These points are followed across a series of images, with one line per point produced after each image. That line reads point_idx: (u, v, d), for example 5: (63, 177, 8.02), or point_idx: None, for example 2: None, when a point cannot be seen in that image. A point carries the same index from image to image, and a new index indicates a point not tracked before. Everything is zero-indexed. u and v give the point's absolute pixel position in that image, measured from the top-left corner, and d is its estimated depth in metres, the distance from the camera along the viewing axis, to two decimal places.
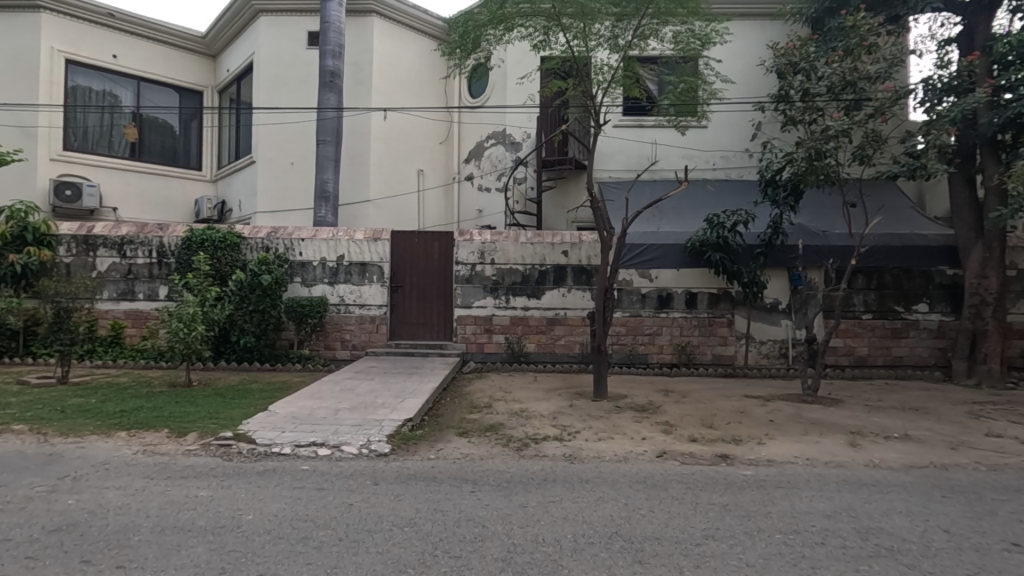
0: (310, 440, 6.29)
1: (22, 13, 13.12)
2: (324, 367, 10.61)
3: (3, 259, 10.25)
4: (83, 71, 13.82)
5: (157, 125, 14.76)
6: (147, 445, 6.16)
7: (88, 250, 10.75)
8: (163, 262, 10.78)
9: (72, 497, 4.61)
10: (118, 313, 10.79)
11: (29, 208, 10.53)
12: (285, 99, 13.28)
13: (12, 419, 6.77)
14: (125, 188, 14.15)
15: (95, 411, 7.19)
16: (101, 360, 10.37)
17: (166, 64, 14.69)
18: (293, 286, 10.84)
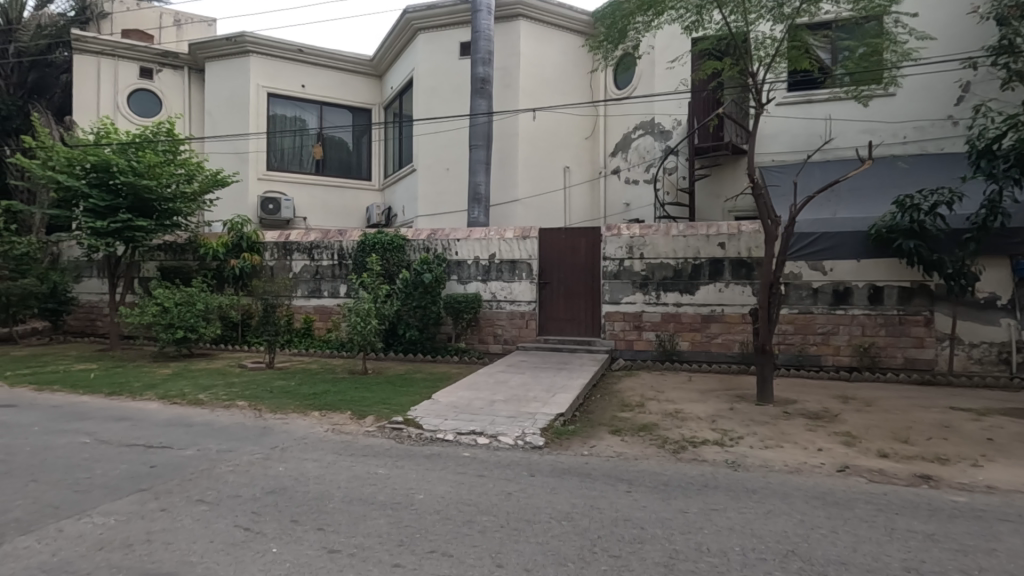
0: (470, 429, 6.68)
1: (237, 59, 15.76)
2: (479, 360, 11.18)
3: (227, 263, 12.46)
4: (280, 102, 16.15)
5: (336, 143, 16.76)
6: (335, 424, 7.04)
7: (286, 255, 12.57)
8: (343, 264, 12.24)
9: (282, 464, 5.44)
10: (308, 308, 12.49)
11: (244, 220, 12.61)
12: (441, 109, 14.22)
13: (237, 396, 8.19)
14: (312, 199, 16.30)
15: (294, 392, 8.39)
16: (297, 348, 12.10)
17: (342, 88, 16.61)
18: (451, 283, 11.59)
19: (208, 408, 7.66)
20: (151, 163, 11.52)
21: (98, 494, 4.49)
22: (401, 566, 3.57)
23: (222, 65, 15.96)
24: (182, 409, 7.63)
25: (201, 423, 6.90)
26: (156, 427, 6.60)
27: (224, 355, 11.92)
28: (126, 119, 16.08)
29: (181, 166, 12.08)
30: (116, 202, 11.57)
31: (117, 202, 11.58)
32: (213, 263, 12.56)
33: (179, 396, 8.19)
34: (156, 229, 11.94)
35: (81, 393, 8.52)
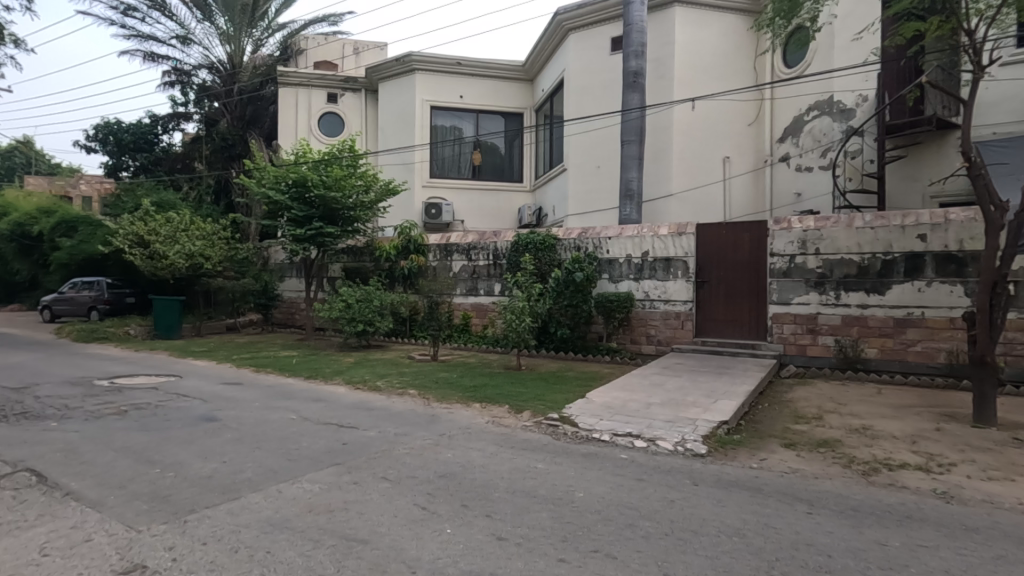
0: (627, 431, 6.55)
1: (405, 77, 17.28)
2: (631, 360, 10.92)
3: (398, 264, 13.76)
4: (441, 113, 17.38)
5: (490, 148, 17.58)
6: (494, 416, 7.37)
7: (447, 256, 13.48)
8: (498, 263, 12.81)
9: (450, 451, 5.83)
10: (467, 305, 13.27)
11: (412, 225, 13.78)
12: (592, 107, 14.17)
13: (408, 385, 8.99)
14: (469, 203, 17.30)
15: (457, 384, 8.96)
16: (457, 342, 12.93)
17: (496, 95, 17.37)
18: (602, 282, 11.48)
19: (385, 395, 8.52)
20: (337, 177, 13.17)
21: (304, 463, 5.23)
22: (566, 561, 3.61)
23: (393, 85, 17.62)
24: (364, 394, 8.59)
25: (380, 407, 7.70)
26: (345, 409, 7.50)
27: (395, 347, 13.19)
28: (317, 140, 18.56)
29: (361, 178, 13.61)
30: (311, 212, 13.39)
31: (312, 212, 13.39)
32: (386, 265, 13.95)
33: (362, 382, 9.23)
34: (341, 235, 13.61)
35: (287, 375, 10.03)
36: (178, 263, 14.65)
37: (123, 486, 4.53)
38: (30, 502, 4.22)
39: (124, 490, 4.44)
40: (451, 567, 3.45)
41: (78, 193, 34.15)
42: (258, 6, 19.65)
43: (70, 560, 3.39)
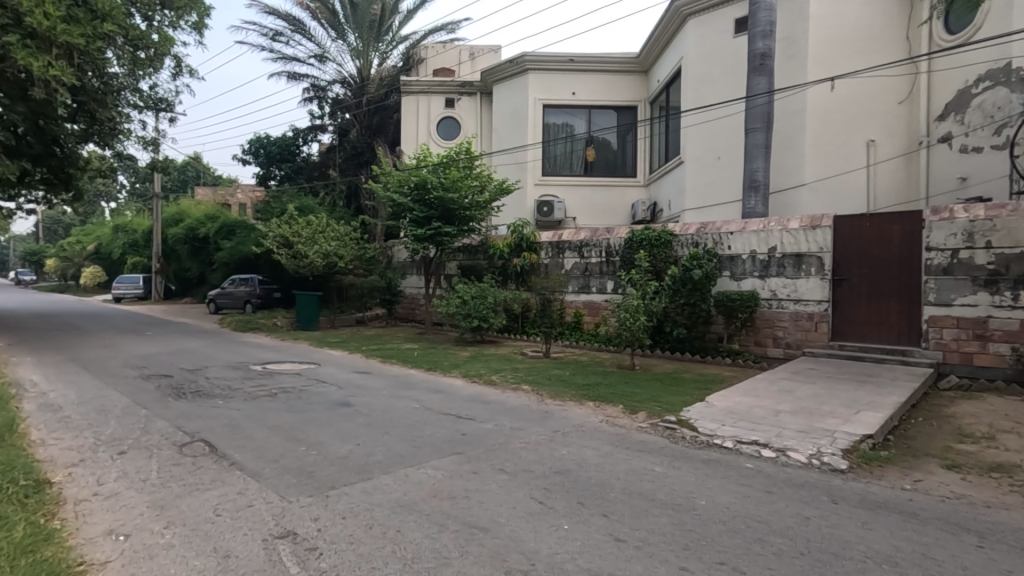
0: (752, 439, 6.13)
1: (518, 78, 17.57)
2: (756, 364, 10.19)
3: (510, 262, 14.05)
4: (553, 111, 17.47)
5: (602, 144, 17.36)
6: (609, 416, 7.27)
7: (559, 253, 13.52)
8: (611, 260, 12.62)
9: (565, 448, 5.85)
10: (578, 303, 13.23)
11: (524, 223, 14.00)
12: (712, 95, 13.43)
13: (522, 380, 9.17)
14: (581, 200, 17.21)
15: (570, 382, 8.96)
16: (569, 340, 12.93)
17: (609, 89, 17.09)
18: (722, 280, 10.84)
19: (500, 389, 8.76)
20: (455, 178, 13.77)
21: (428, 450, 5.53)
22: (689, 570, 3.46)
23: (506, 86, 17.99)
24: (480, 387, 8.89)
25: (496, 401, 7.93)
26: (463, 401, 7.82)
27: (508, 343, 13.50)
28: (436, 144, 19.52)
29: (476, 178, 14.10)
30: (431, 213, 14.09)
31: (431, 213, 14.09)
32: (499, 262, 14.30)
33: (478, 376, 9.57)
34: (457, 234, 14.19)
35: (410, 367, 10.68)
36: (316, 261, 16.17)
37: (275, 459, 5.10)
38: (205, 468, 4.90)
39: (277, 464, 5.00)
40: (570, 564, 3.46)
41: (235, 202, 38.98)
42: (384, 21, 21.02)
43: (237, 521, 3.89)
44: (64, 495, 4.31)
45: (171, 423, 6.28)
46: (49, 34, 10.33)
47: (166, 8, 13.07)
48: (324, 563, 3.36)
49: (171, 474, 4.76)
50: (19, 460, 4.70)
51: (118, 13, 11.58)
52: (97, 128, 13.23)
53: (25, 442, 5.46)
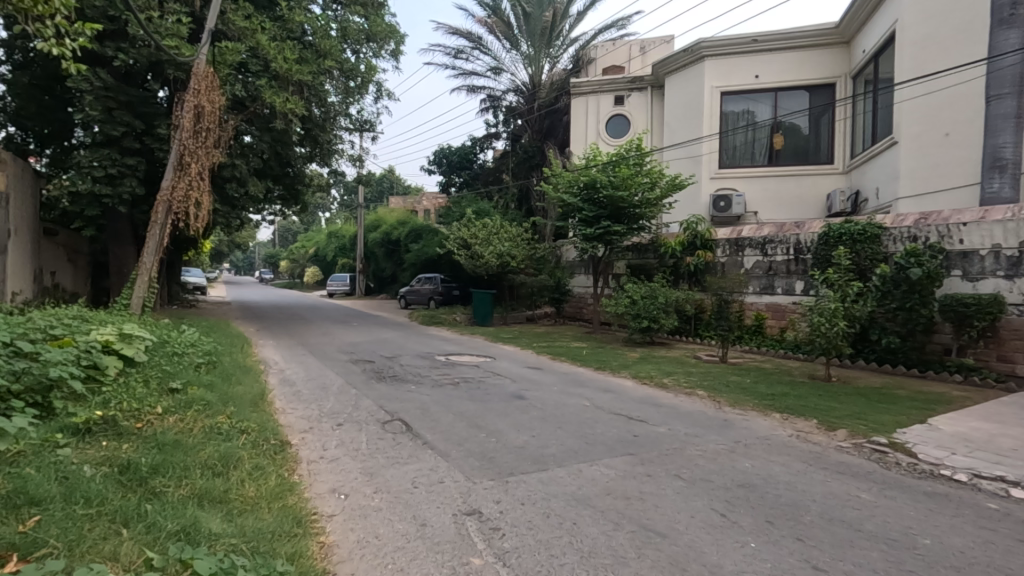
0: (996, 475, 5.03)
1: (693, 67, 16.66)
2: (999, 384, 8.31)
3: (683, 261, 13.40)
4: (732, 98, 16.24)
5: (791, 129, 15.82)
6: (800, 431, 6.54)
7: (738, 251, 12.59)
8: (801, 258, 11.41)
9: (748, 461, 5.40)
10: (761, 305, 12.15)
11: (698, 220, 13.26)
12: (938, 61, 11.29)
13: (697, 385, 8.71)
14: (765, 192, 15.83)
15: (752, 390, 8.25)
16: (749, 345, 11.94)
17: (800, 67, 15.39)
18: (950, 280, 9.04)
19: (673, 393, 8.42)
20: (625, 176, 13.58)
21: (600, 449, 5.53)
22: None
23: (680, 76, 17.18)
24: (651, 390, 8.66)
25: (669, 405, 7.64)
26: (634, 402, 7.69)
27: (680, 345, 12.90)
28: (606, 143, 19.48)
29: (647, 175, 13.72)
30: (600, 212, 14.05)
31: (600, 212, 14.04)
32: (671, 261, 13.71)
33: (648, 378, 9.32)
34: (627, 232, 13.95)
35: (579, 365, 10.81)
36: (490, 262, 17.18)
37: (461, 443, 5.56)
38: (403, 444, 5.54)
39: (462, 447, 5.44)
40: None
41: (422, 209, 43.27)
42: (555, 26, 21.52)
43: (431, 494, 4.32)
44: (300, 454, 5.20)
45: (375, 403, 7.21)
46: (288, 75, 12.56)
47: (371, 41, 15.02)
48: (507, 544, 3.57)
49: (377, 447, 5.46)
50: (269, 422, 5.79)
51: (336, 50, 13.62)
52: (319, 150, 15.72)
53: (272, 408, 6.72)
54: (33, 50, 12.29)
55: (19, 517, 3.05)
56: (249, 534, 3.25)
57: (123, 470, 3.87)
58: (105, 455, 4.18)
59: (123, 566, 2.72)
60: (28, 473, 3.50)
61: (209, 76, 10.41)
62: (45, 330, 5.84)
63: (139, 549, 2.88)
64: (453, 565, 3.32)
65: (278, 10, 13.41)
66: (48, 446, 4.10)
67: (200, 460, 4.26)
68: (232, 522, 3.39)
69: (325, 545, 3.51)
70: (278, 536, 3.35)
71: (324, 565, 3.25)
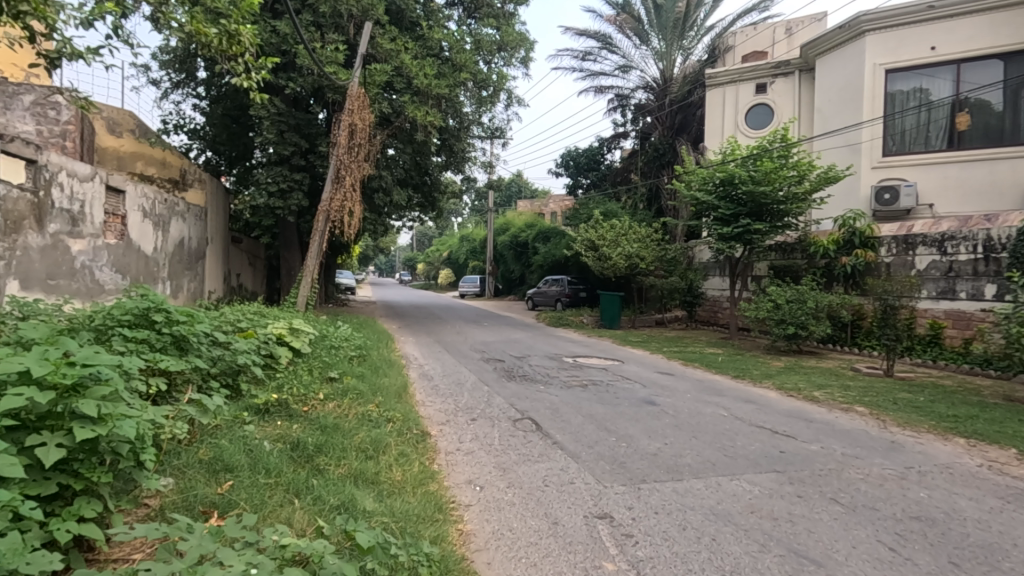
0: None
1: (851, 44, 14.90)
2: None
3: (837, 261, 12.04)
4: (900, 75, 14.25)
5: (979, 106, 13.52)
6: (993, 461, 5.53)
7: (908, 249, 11.02)
8: (994, 258, 9.70)
9: (925, 490, 4.69)
10: (937, 312, 10.53)
11: (856, 215, 11.85)
12: None
13: (855, 400, 7.76)
14: (944, 181, 13.70)
15: (928, 410, 7.15)
16: (921, 357, 10.40)
17: (993, 32, 13.06)
18: None
19: (826, 407, 7.60)
20: (768, 170, 12.49)
21: (743, 463, 5.16)
22: None
23: (834, 56, 15.45)
24: (800, 403, 7.88)
25: (822, 421, 6.91)
26: (780, 415, 7.06)
27: (834, 355, 11.60)
28: (745, 136, 18.22)
29: (794, 168, 12.56)
30: (739, 209, 13.10)
31: (740, 209, 13.08)
32: (822, 261, 12.38)
33: (796, 390, 8.51)
34: (770, 230, 12.85)
35: (714, 372, 10.21)
36: (618, 263, 16.82)
37: (591, 445, 5.52)
38: (534, 442, 5.64)
39: (593, 449, 5.40)
40: None
41: (549, 211, 43.94)
42: (689, 15, 20.54)
43: (562, 494, 4.35)
44: (439, 445, 5.53)
45: (507, 400, 7.44)
46: (428, 89, 13.47)
47: (502, 51, 15.53)
48: (641, 552, 3.47)
49: (510, 443, 5.63)
50: (411, 413, 6.23)
51: (470, 62, 14.31)
52: (453, 159, 16.64)
53: (414, 400, 7.23)
54: (225, 86, 14.50)
55: (217, 481, 3.61)
56: (398, 514, 3.53)
57: (294, 447, 4.41)
58: (280, 433, 4.80)
59: (297, 530, 3.09)
60: (223, 443, 4.13)
61: (360, 96, 11.49)
62: (234, 323, 6.78)
63: (308, 518, 3.26)
64: (586, 566, 3.30)
65: (418, 30, 14.45)
66: (237, 422, 4.80)
67: (355, 443, 4.70)
68: (384, 502, 3.70)
69: (463, 533, 3.69)
70: (422, 519, 3.59)
71: (464, 552, 3.41)
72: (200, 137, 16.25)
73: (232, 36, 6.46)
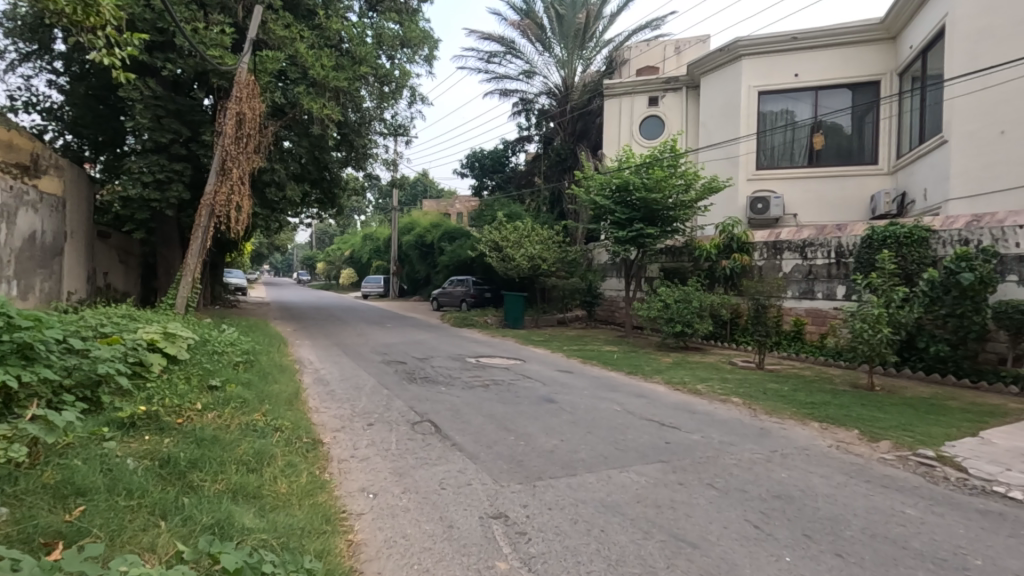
0: None
1: (730, 66, 16.30)
2: None
3: (718, 264, 13.11)
4: (770, 97, 15.80)
5: (833, 128, 15.33)
6: (841, 441, 6.30)
7: (776, 254, 12.28)
8: (843, 262, 11.04)
9: (786, 471, 5.23)
10: (800, 310, 11.82)
11: (734, 222, 12.96)
12: (992, 55, 10.81)
13: (731, 392, 8.49)
14: (805, 194, 15.40)
15: (791, 398, 7.98)
16: (787, 351, 11.60)
17: (844, 64, 14.91)
18: (1005, 286, 8.56)
19: (707, 399, 8.25)
20: (658, 178, 13.34)
21: (632, 455, 5.45)
22: None
23: (716, 75, 16.81)
24: (684, 396, 8.49)
25: (704, 412, 7.48)
26: (667, 408, 7.56)
27: (715, 351, 12.62)
28: (639, 145, 19.30)
29: (682, 177, 13.51)
30: (633, 214, 13.86)
31: (634, 214, 13.85)
32: (706, 264, 13.44)
33: (681, 383, 9.17)
34: (661, 235, 13.71)
35: (610, 369, 10.71)
36: (522, 264, 17.16)
37: (490, 445, 5.56)
38: (433, 445, 5.57)
39: (491, 449, 5.45)
40: None
41: (455, 211, 43.83)
42: (589, 27, 21.38)
43: (459, 496, 4.34)
44: (332, 453, 5.29)
45: (406, 403, 7.29)
46: (325, 81, 12.86)
47: (405, 47, 15.23)
48: (533, 549, 3.54)
49: (407, 447, 5.53)
50: (302, 421, 5.90)
51: (371, 56, 13.86)
52: (354, 154, 16.06)
53: (306, 407, 6.86)
54: (88, 62, 12.92)
55: (66, 507, 3.19)
56: (281, 530, 3.32)
57: (163, 464, 4.01)
58: (148, 449, 4.34)
59: (159, 557, 2.82)
60: (76, 464, 3.66)
61: (250, 83, 10.71)
62: (96, 328, 6.04)
63: (174, 541, 2.98)
64: (479, 567, 3.32)
65: (316, 19, 13.76)
66: (95, 439, 4.28)
67: (236, 456, 4.37)
68: (265, 518, 3.46)
69: (352, 544, 3.55)
70: (308, 533, 3.41)
71: (352, 564, 3.29)
72: (56, 118, 14.33)
73: (88, 6, 5.70)
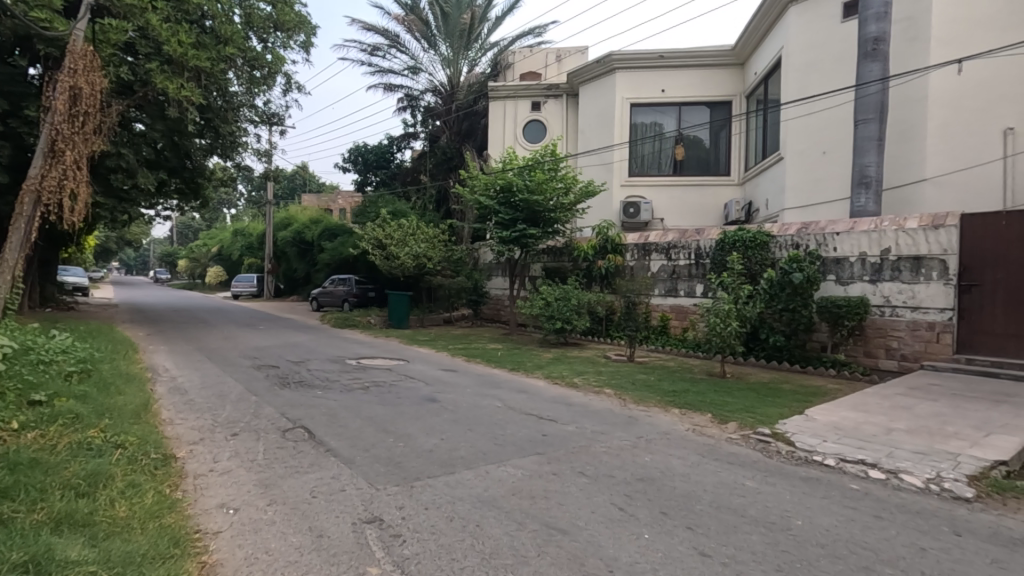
0: (858, 458, 5.60)
1: (605, 78, 17.31)
2: (864, 376, 9.27)
3: (595, 264, 13.89)
4: (641, 110, 17.04)
5: (693, 141, 16.83)
6: (697, 425, 6.96)
7: (645, 255, 13.25)
8: (701, 263, 12.20)
9: (649, 455, 5.66)
10: (665, 307, 12.88)
11: (609, 224, 13.78)
12: (817, 86, 12.61)
13: (605, 384, 9.03)
14: (670, 200, 16.78)
15: (656, 388, 8.65)
16: (654, 344, 12.57)
17: (702, 84, 16.48)
18: (827, 284, 9.97)
19: (583, 392, 8.70)
20: (540, 180, 13.81)
21: (510, 449, 5.58)
22: None
23: (593, 86, 17.76)
24: (563, 389, 8.88)
25: (580, 404, 7.87)
26: (546, 402, 7.85)
27: (592, 345, 13.33)
28: (522, 147, 19.81)
29: (562, 181, 14.10)
30: (516, 215, 14.21)
31: (517, 215, 14.21)
32: (584, 264, 14.17)
33: (560, 378, 9.58)
34: (542, 236, 14.20)
35: (494, 366, 10.89)
36: (406, 262, 16.88)
37: (367, 449, 5.39)
38: (305, 452, 5.28)
39: (368, 453, 5.29)
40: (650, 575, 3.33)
41: (337, 207, 41.87)
42: (473, 28, 21.55)
43: (330, 503, 4.15)
44: (186, 468, 4.80)
45: (277, 410, 6.84)
46: (182, 60, 11.66)
47: (278, 31, 14.26)
48: (407, 550, 3.49)
49: (276, 457, 5.18)
50: (151, 435, 5.29)
51: (238, 37, 12.77)
52: (220, 142, 14.72)
53: (158, 420, 6.17)
54: None
55: None
56: (115, 558, 2.96)
57: None
58: None
59: None
60: None
61: (87, 55, 9.35)
62: None
63: None
64: None
65: None
66: None
67: (62, 480, 3.82)
68: (95, 548, 3.05)
69: (205, 565, 3.25)
70: (149, 560, 3.07)
71: None
72: None
73: None
